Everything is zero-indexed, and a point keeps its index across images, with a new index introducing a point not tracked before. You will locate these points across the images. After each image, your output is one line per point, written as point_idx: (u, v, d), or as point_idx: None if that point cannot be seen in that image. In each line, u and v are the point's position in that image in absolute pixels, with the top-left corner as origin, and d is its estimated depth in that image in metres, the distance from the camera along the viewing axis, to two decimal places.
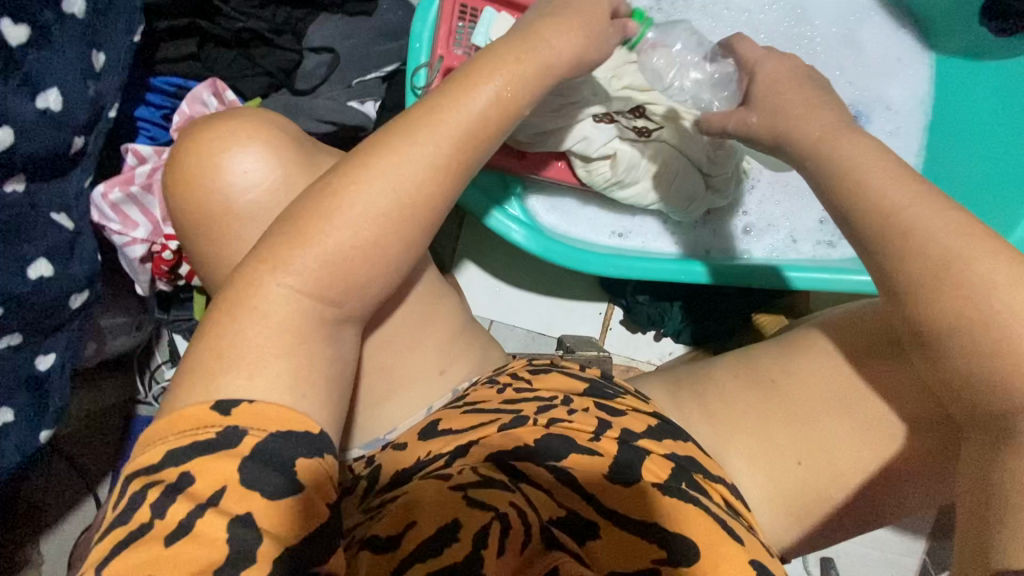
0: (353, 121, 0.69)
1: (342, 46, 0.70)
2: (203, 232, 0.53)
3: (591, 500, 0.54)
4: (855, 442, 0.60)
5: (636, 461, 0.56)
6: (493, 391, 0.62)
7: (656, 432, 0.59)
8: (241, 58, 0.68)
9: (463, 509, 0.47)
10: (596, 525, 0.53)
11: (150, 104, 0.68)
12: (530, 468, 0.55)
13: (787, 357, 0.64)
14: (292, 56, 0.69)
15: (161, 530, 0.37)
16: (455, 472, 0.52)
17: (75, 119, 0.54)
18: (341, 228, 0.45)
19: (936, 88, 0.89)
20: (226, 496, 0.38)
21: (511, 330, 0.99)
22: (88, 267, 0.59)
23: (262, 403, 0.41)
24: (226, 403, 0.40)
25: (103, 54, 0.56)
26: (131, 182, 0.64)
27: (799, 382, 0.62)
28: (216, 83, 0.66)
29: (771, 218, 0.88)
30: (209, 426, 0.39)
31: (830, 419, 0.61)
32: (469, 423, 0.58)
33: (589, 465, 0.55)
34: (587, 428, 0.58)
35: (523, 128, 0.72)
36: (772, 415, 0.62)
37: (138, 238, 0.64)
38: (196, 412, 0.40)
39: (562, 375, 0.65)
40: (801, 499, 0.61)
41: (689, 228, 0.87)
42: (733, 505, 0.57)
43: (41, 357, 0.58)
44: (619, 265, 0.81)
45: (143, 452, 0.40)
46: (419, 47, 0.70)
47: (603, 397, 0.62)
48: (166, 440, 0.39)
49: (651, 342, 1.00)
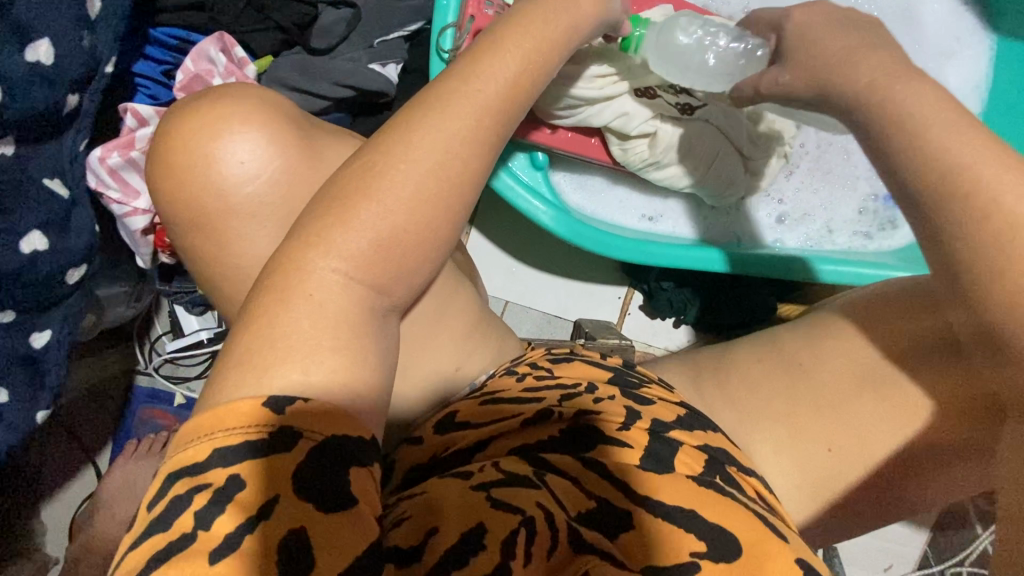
0: (374, 86, 0.63)
1: (364, 2, 0.64)
2: (222, 211, 0.48)
3: (620, 487, 0.50)
4: (890, 433, 0.56)
5: (668, 453, 0.52)
6: (514, 379, 0.59)
7: (686, 423, 0.56)
8: (251, 9, 0.61)
9: (487, 511, 0.44)
10: (629, 516, 0.48)
11: (151, 59, 0.61)
12: (554, 457, 0.52)
13: (815, 342, 0.60)
14: (307, 10, 0.62)
15: (205, 544, 0.32)
16: (475, 470, 0.49)
17: (68, 74, 0.48)
18: (382, 209, 0.41)
19: (996, 71, 0.83)
20: (278, 509, 0.33)
21: (526, 311, 0.96)
22: (85, 239, 0.54)
23: (314, 403, 0.36)
24: (281, 400, 0.35)
25: (98, 0, 0.50)
26: (132, 146, 0.58)
27: (825, 368, 0.58)
28: (224, 37, 0.60)
29: (806, 207, 0.84)
30: (261, 424, 0.34)
31: (862, 410, 0.56)
32: (489, 415, 0.55)
33: (618, 456, 0.52)
34: (616, 417, 0.54)
35: (561, 101, 0.67)
36: (797, 406, 0.58)
37: (139, 208, 0.59)
38: (248, 407, 0.35)
39: (585, 363, 0.62)
40: (826, 490, 0.57)
41: (721, 215, 0.83)
42: (768, 499, 0.54)
43: (36, 334, 0.53)
44: (649, 251, 0.77)
45: (186, 448, 0.34)
46: (446, 5, 0.64)
47: (630, 387, 0.59)
48: (213, 436, 0.34)
49: (670, 329, 0.98)
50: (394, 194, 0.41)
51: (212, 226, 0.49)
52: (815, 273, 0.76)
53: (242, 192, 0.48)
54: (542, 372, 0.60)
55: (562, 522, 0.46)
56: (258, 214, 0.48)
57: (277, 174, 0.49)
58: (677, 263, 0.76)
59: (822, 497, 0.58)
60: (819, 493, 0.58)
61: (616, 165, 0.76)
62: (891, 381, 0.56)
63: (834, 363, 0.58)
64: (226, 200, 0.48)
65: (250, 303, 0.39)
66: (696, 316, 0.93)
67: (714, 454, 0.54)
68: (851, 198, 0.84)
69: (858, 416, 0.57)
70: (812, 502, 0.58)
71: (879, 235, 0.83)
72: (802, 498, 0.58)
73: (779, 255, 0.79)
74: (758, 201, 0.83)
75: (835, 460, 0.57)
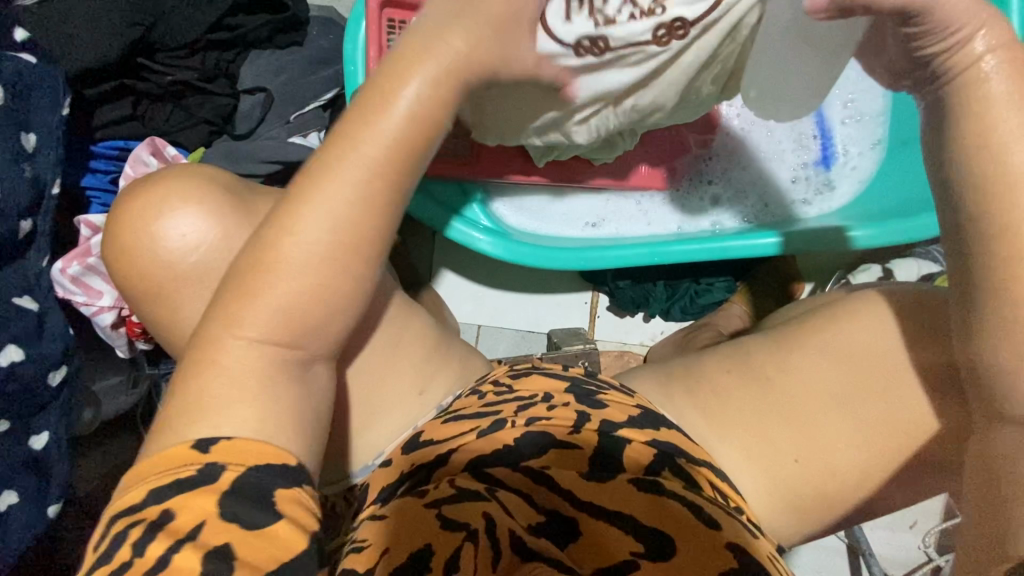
0: (297, 156, 0.69)
1: (274, 84, 0.71)
2: (157, 296, 0.51)
3: (565, 494, 0.52)
4: (850, 430, 0.57)
5: (617, 452, 0.55)
6: (476, 397, 0.60)
7: (637, 421, 0.57)
8: (178, 109, 0.68)
9: (437, 533, 0.47)
10: (576, 525, 0.50)
11: (96, 171, 0.68)
12: (503, 472, 0.53)
13: (782, 353, 0.61)
14: (227, 101, 0.69)
15: (139, 567, 0.36)
16: (431, 487, 0.51)
17: (14, 203, 0.55)
18: (322, 255, 0.44)
19: None
20: (204, 530, 0.38)
21: (499, 332, 0.99)
22: (59, 344, 0.60)
23: (237, 441, 0.41)
24: (204, 441, 0.40)
25: (33, 135, 0.56)
26: (89, 253, 0.64)
27: (792, 375, 0.59)
28: (154, 142, 0.66)
29: (740, 184, 0.86)
30: (188, 463, 0.39)
31: (807, 382, 0.59)
32: (447, 432, 0.56)
33: (567, 462, 0.54)
34: (566, 422, 0.56)
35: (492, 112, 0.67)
36: (763, 409, 0.59)
37: (105, 305, 0.65)
38: (176, 451, 0.40)
39: (542, 376, 0.62)
40: (798, 492, 0.57)
41: (658, 207, 0.86)
42: (722, 488, 0.55)
43: (35, 437, 0.59)
44: (592, 257, 0.79)
45: (130, 490, 0.39)
46: (354, 70, 0.70)
47: (586, 393, 0.60)
48: (148, 479, 0.39)
49: (641, 324, 1.00)
50: (335, 240, 0.44)
51: (156, 301, 0.51)
52: (757, 248, 0.77)
53: (187, 261, 0.50)
54: (502, 387, 0.61)
55: (506, 532, 0.48)
56: (202, 282, 0.50)
57: (216, 247, 0.50)
58: (621, 264, 0.78)
59: (809, 471, 0.57)
60: (796, 478, 0.57)
61: (539, 180, 0.80)
62: (840, 343, 0.59)
63: (797, 375, 0.59)
64: (172, 270, 0.50)
65: (202, 329, 0.43)
66: (661, 307, 0.95)
67: (665, 449, 0.55)
68: (781, 169, 0.87)
69: (806, 409, 0.58)
70: (802, 479, 0.57)
71: (816, 199, 0.86)
72: (773, 491, 0.58)
73: (720, 237, 0.80)
74: (692, 188, 0.86)
75: (801, 432, 0.58)
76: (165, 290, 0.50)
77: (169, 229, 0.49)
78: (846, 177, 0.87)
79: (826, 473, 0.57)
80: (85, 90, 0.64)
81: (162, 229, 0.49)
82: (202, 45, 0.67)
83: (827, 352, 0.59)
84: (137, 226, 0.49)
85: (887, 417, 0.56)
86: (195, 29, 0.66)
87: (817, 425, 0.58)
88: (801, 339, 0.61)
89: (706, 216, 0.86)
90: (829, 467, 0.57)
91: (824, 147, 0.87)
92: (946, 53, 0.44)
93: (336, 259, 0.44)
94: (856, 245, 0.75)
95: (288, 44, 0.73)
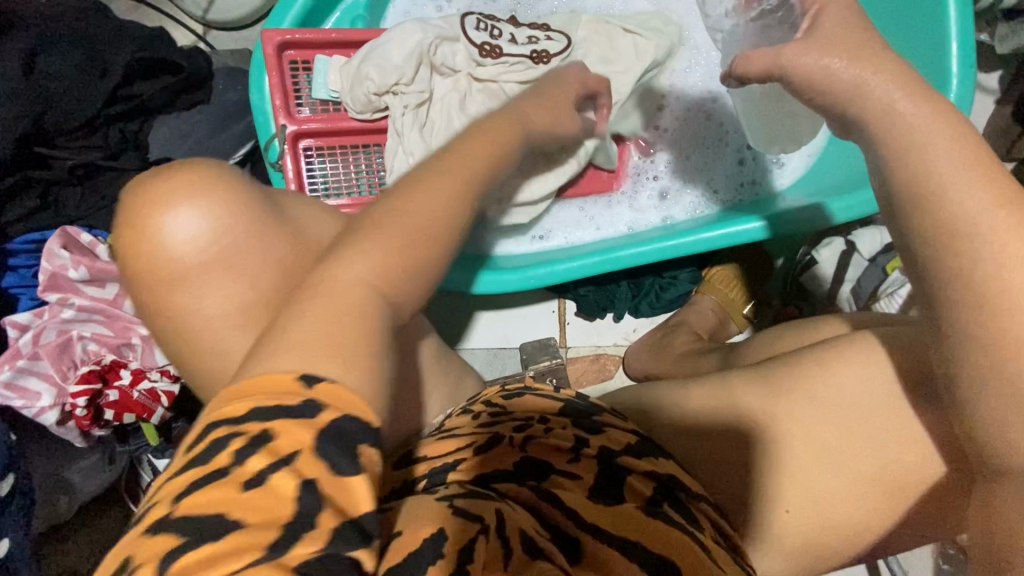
0: None
1: (180, 150, 0.68)
2: None
3: (569, 512, 0.46)
4: (853, 474, 0.48)
5: (615, 483, 0.48)
6: (469, 417, 0.53)
7: (636, 449, 0.50)
8: (88, 192, 0.67)
9: (448, 517, 0.40)
10: (579, 542, 0.44)
11: (18, 268, 0.66)
12: (508, 486, 0.47)
13: (819, 354, 0.52)
14: (136, 175, 0.67)
15: None
16: (443, 487, 0.45)
17: None
18: None
19: None
20: None
21: (471, 353, 0.95)
22: (3, 452, 0.60)
23: (343, 387, 0.30)
24: (312, 376, 0.30)
25: None
26: (18, 355, 0.63)
27: (795, 392, 0.51)
28: (66, 233, 0.64)
29: (681, 178, 0.83)
30: (292, 394, 0.29)
31: (806, 429, 0.49)
32: (444, 447, 0.50)
33: (571, 488, 0.47)
34: (566, 446, 0.50)
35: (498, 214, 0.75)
36: (761, 456, 0.50)
37: (46, 405, 0.63)
38: (278, 379, 0.29)
39: (534, 397, 0.55)
40: (805, 539, 0.49)
41: (601, 211, 0.83)
42: (722, 530, 0.48)
43: None
44: (542, 273, 0.75)
45: (219, 407, 0.29)
46: (263, 121, 0.68)
47: (581, 414, 0.53)
48: (251, 398, 0.29)
49: (612, 324, 0.97)
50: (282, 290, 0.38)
51: None
52: (807, 221, 0.72)
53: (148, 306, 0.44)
54: (496, 408, 0.54)
55: (518, 531, 0.42)
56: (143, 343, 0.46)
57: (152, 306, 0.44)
58: (575, 274, 0.74)
59: (804, 515, 0.49)
60: (809, 540, 0.49)
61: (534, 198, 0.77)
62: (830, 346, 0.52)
63: (796, 386, 0.51)
64: None
65: None
66: (629, 306, 0.93)
67: (665, 479, 0.49)
68: (726, 154, 0.83)
69: (816, 437, 0.49)
70: (816, 518, 0.48)
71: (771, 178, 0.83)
72: (770, 536, 0.49)
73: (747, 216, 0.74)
74: (634, 185, 0.83)
75: (809, 459, 0.49)
76: None
77: (180, 223, 0.41)
78: (799, 151, 0.83)
79: (839, 518, 0.48)
80: None
81: (183, 222, 0.41)
82: (102, 120, 0.66)
83: (849, 367, 0.50)
84: (142, 216, 0.41)
85: (896, 464, 0.47)
86: (90, 107, 0.64)
87: (814, 462, 0.49)
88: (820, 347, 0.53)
89: (652, 215, 0.83)
90: (836, 529, 0.48)
91: None
92: (829, 36, 0.42)
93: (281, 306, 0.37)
94: (838, 218, 0.70)
95: (191, 104, 0.70)
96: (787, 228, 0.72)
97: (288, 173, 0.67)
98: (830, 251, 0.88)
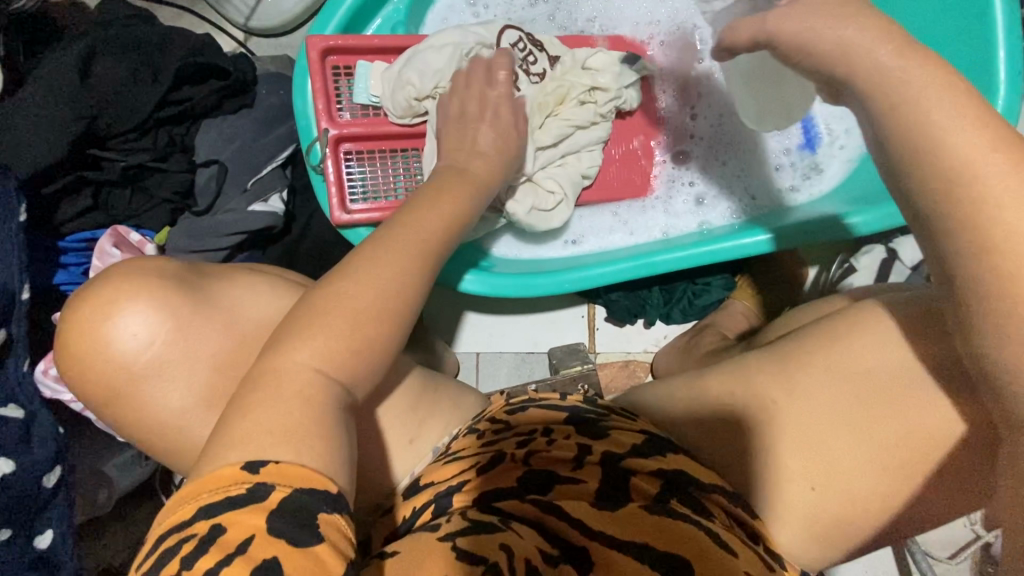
0: (258, 225, 0.69)
1: (225, 153, 0.70)
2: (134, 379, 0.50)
3: (574, 522, 0.45)
4: (884, 474, 0.47)
5: (620, 483, 0.48)
6: (473, 438, 0.53)
7: (643, 448, 0.50)
8: (137, 193, 0.69)
9: (452, 560, 0.40)
10: (586, 551, 0.43)
11: (68, 266, 0.68)
12: (512, 504, 0.47)
13: (837, 342, 0.51)
14: (184, 176, 0.69)
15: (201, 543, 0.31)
16: (443, 521, 0.45)
17: None
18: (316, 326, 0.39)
19: None
20: None
21: (497, 357, 0.96)
22: (50, 446, 0.61)
23: (291, 464, 0.35)
24: (256, 461, 0.34)
25: None
26: None
27: (811, 391, 0.50)
28: (117, 231, 0.67)
29: (720, 182, 0.83)
30: (239, 481, 0.33)
31: (811, 416, 0.49)
32: (447, 472, 0.50)
33: (577, 496, 0.48)
34: (566, 454, 0.50)
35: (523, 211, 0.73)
36: (795, 457, 0.48)
37: None
38: (225, 471, 0.34)
39: (539, 410, 0.55)
40: (835, 531, 0.48)
41: (636, 215, 0.83)
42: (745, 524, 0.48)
43: (39, 537, 0.60)
44: (574, 278, 0.75)
45: (177, 509, 0.34)
46: (306, 125, 0.69)
47: (586, 423, 0.53)
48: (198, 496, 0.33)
49: (642, 331, 0.96)
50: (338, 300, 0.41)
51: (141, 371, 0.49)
52: (825, 234, 0.71)
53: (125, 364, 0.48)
54: (499, 425, 0.54)
55: (523, 560, 0.41)
56: (196, 345, 0.49)
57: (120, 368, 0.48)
58: (607, 281, 0.74)
59: (835, 507, 0.48)
60: (840, 530, 0.48)
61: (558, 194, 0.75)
62: (836, 330, 0.52)
63: (811, 380, 0.50)
64: (148, 347, 0.48)
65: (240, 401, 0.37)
66: (660, 312, 0.92)
67: (676, 476, 0.49)
68: (765, 160, 0.82)
69: (819, 437, 0.48)
70: (848, 520, 0.48)
71: (807, 183, 0.82)
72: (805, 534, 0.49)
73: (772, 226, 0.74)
74: (665, 189, 0.83)
75: (817, 462, 0.48)
76: (163, 350, 0.49)
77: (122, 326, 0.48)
78: (835, 156, 0.82)
79: (858, 509, 0.47)
80: (43, 189, 0.64)
81: (125, 328, 0.47)
82: (152, 124, 0.67)
83: (876, 355, 0.49)
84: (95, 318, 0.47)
85: (922, 444, 0.47)
86: (142, 110, 0.66)
87: (839, 461, 0.48)
88: (837, 334, 0.52)
89: (688, 221, 0.82)
90: (857, 503, 0.47)
91: (806, 130, 0.83)
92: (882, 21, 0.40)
93: (334, 316, 0.40)
94: (858, 231, 0.69)
95: (238, 108, 0.72)
96: (813, 237, 0.72)
97: (328, 177, 0.68)
98: (870, 258, 0.88)
